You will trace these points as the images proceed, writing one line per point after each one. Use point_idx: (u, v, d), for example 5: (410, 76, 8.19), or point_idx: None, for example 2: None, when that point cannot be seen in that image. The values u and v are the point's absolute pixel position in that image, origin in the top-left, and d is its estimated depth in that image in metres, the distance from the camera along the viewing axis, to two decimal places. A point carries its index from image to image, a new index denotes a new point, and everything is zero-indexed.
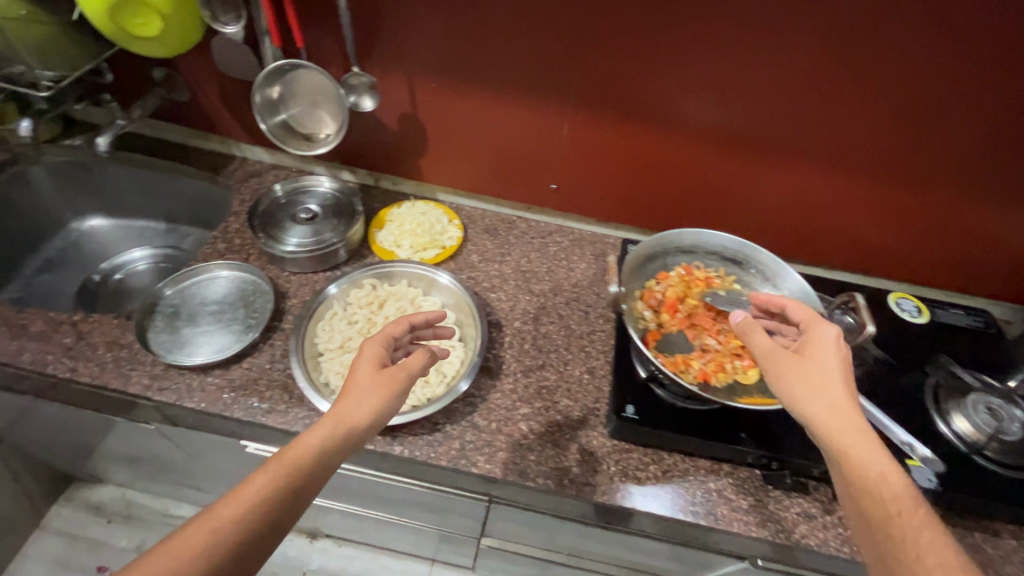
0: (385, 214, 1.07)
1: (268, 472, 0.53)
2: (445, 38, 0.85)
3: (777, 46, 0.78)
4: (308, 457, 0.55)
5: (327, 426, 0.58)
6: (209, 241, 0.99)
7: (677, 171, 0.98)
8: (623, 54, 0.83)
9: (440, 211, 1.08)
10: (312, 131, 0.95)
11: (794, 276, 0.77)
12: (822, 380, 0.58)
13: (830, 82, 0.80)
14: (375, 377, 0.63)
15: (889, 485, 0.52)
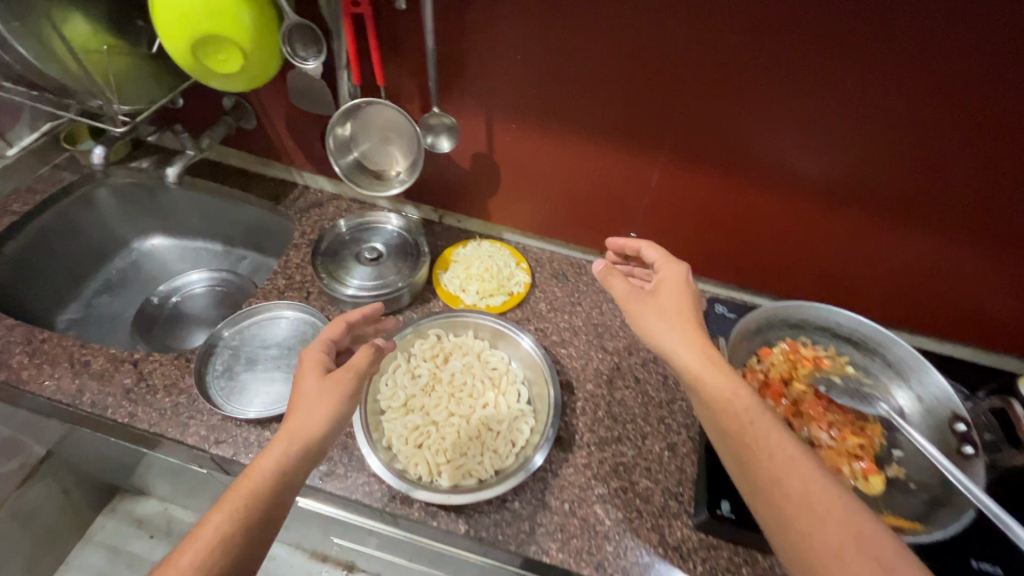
0: (450, 253, 1.01)
1: (228, 501, 0.52)
2: (535, 79, 0.78)
3: (923, 101, 0.67)
4: (263, 477, 0.54)
5: (281, 447, 0.57)
6: (270, 277, 0.96)
7: (767, 225, 0.88)
8: (718, 101, 0.74)
9: (508, 252, 1.02)
10: (382, 168, 0.90)
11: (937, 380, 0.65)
12: (675, 312, 0.65)
13: (960, 140, 0.69)
14: (319, 388, 0.63)
15: (733, 398, 0.57)
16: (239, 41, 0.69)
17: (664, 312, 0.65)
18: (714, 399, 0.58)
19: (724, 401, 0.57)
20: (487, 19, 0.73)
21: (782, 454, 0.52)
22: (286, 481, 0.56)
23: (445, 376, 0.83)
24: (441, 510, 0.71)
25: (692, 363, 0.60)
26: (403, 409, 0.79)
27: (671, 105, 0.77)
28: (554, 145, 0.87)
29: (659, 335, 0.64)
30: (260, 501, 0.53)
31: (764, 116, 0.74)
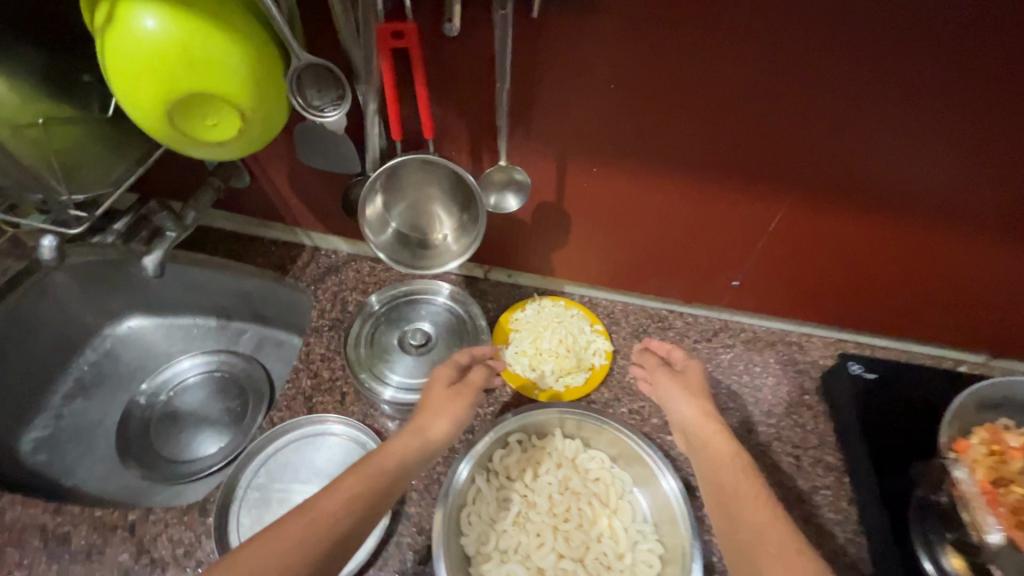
0: (507, 320, 0.81)
1: (360, 476, 0.50)
2: (632, 115, 0.59)
3: None
4: (393, 464, 0.53)
5: (409, 442, 0.56)
6: (291, 376, 0.76)
7: (902, 261, 0.72)
8: (874, 125, 0.56)
9: (578, 311, 0.82)
10: (426, 234, 0.71)
11: None
12: (697, 386, 0.64)
13: None
14: (443, 396, 0.61)
15: (735, 460, 0.56)
16: (227, 91, 0.49)
17: (688, 385, 0.64)
18: (715, 464, 0.56)
19: (733, 469, 0.55)
20: (576, 42, 0.53)
21: (765, 508, 0.51)
22: (405, 471, 0.54)
23: (540, 497, 0.66)
24: None
25: (703, 429, 0.60)
26: (498, 555, 0.62)
27: (864, 133, 0.57)
28: (646, 189, 0.68)
29: (677, 405, 0.63)
30: (387, 480, 0.51)
31: (993, 146, 0.56)
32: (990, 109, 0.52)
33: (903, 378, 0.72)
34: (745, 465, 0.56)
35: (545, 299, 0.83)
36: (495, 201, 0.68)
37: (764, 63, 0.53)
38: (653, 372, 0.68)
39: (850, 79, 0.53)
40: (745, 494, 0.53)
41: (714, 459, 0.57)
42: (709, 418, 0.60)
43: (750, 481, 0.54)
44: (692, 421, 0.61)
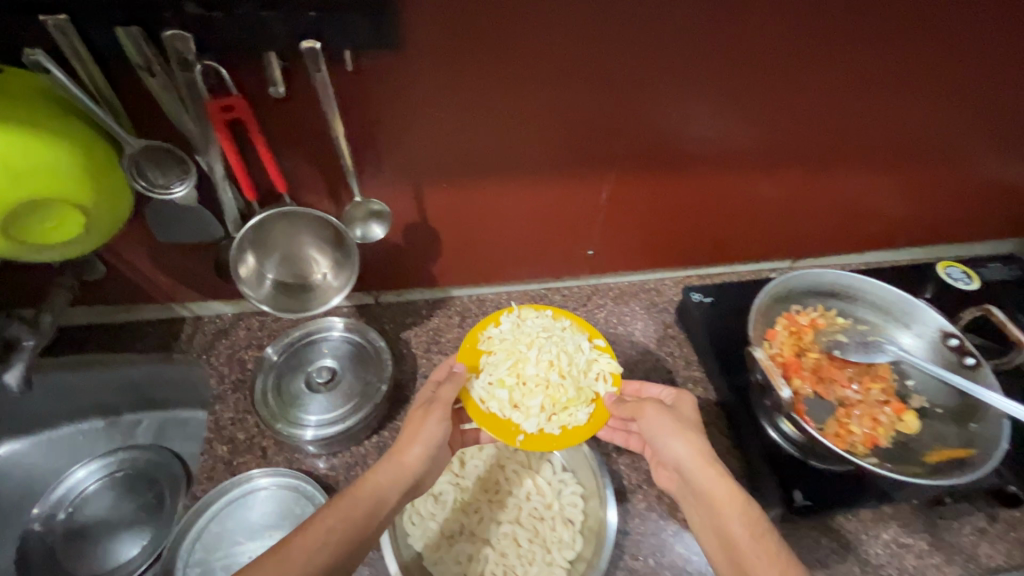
0: (478, 339, 0.77)
1: (336, 510, 0.57)
2: (466, 137, 0.67)
3: (820, 71, 0.70)
4: (368, 496, 0.59)
5: (384, 472, 0.62)
6: (204, 448, 0.76)
7: (711, 205, 0.88)
8: (648, 112, 0.70)
9: (570, 325, 0.78)
10: (304, 277, 0.74)
11: (926, 310, 0.70)
12: (687, 426, 0.65)
13: (859, 93, 0.74)
14: (417, 418, 0.66)
15: (728, 496, 0.59)
16: (70, 194, 0.52)
17: (679, 423, 0.65)
18: (712, 502, 0.60)
19: (729, 508, 0.58)
20: (399, 85, 0.60)
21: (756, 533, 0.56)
22: (383, 501, 0.60)
23: (471, 481, 0.73)
24: None
25: (693, 465, 0.62)
26: (446, 541, 0.68)
27: (654, 115, 0.71)
28: (498, 196, 0.77)
29: (677, 441, 0.63)
30: (362, 513, 0.57)
31: (748, 98, 0.71)
32: (729, 77, 0.68)
33: (728, 297, 0.90)
34: (745, 505, 0.59)
35: (525, 310, 0.80)
36: (361, 232, 0.73)
37: (562, 78, 0.64)
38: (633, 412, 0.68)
39: (627, 77, 0.65)
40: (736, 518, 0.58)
41: (715, 499, 0.60)
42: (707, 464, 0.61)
43: (741, 513, 0.58)
44: (693, 463, 0.62)
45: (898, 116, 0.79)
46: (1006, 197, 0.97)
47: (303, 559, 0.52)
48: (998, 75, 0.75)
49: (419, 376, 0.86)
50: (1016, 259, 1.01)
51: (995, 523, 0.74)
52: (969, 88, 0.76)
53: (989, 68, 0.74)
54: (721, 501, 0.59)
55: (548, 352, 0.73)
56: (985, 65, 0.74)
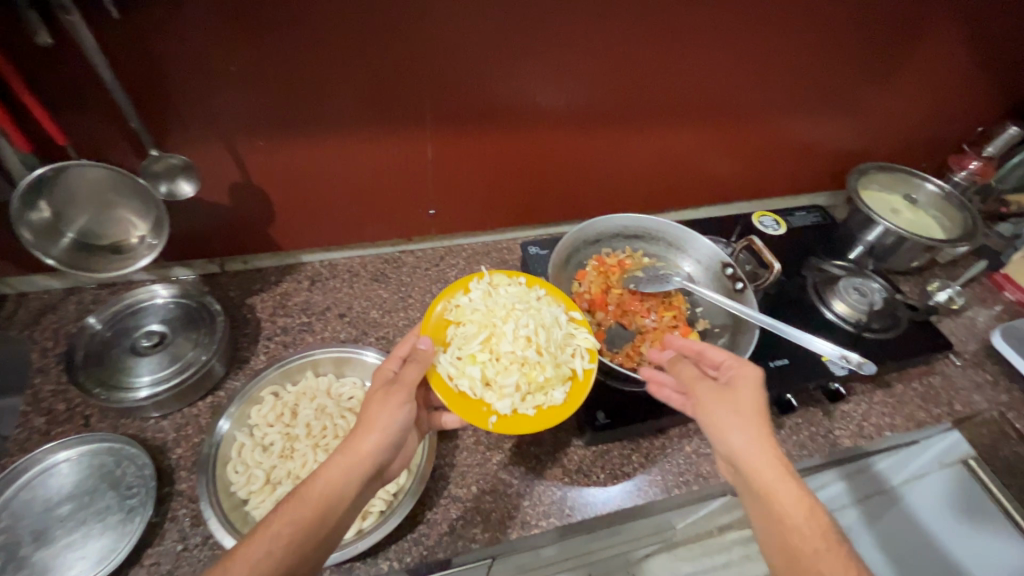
0: (447, 309, 0.74)
1: (284, 516, 0.55)
2: (277, 91, 0.71)
3: (602, 29, 0.80)
4: (320, 495, 0.57)
5: (341, 463, 0.59)
6: (19, 421, 0.73)
7: (537, 160, 0.98)
8: (453, 67, 0.77)
9: (546, 295, 0.75)
10: (117, 238, 0.73)
11: (703, 241, 0.80)
12: (747, 414, 0.59)
13: (642, 51, 0.84)
14: (378, 399, 0.63)
15: (801, 501, 0.54)
16: None
17: (740, 411, 0.59)
18: (772, 510, 0.55)
19: (796, 517, 0.54)
20: (189, 37, 0.63)
21: (827, 542, 0.53)
22: (339, 499, 0.57)
23: (300, 430, 0.75)
24: (355, 562, 0.66)
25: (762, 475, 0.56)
26: (269, 487, 0.70)
27: (459, 70, 0.78)
28: (327, 152, 0.82)
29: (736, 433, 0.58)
30: (313, 513, 0.55)
31: (546, 53, 0.80)
32: (517, 34, 0.76)
33: None
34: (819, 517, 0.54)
35: (497, 276, 0.77)
36: (167, 189, 0.72)
37: (361, 30, 0.69)
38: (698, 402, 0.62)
39: (424, 29, 0.72)
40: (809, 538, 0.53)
41: (779, 507, 0.54)
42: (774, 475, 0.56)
43: (813, 523, 0.54)
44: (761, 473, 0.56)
45: (687, 73, 0.90)
46: (798, 151, 1.13)
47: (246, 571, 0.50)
48: (758, 37, 0.88)
49: (262, 339, 0.87)
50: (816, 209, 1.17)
51: (781, 429, 0.86)
52: (741, 49, 0.89)
53: (752, 30, 0.87)
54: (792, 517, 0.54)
55: (525, 327, 0.70)
56: (748, 27, 0.86)
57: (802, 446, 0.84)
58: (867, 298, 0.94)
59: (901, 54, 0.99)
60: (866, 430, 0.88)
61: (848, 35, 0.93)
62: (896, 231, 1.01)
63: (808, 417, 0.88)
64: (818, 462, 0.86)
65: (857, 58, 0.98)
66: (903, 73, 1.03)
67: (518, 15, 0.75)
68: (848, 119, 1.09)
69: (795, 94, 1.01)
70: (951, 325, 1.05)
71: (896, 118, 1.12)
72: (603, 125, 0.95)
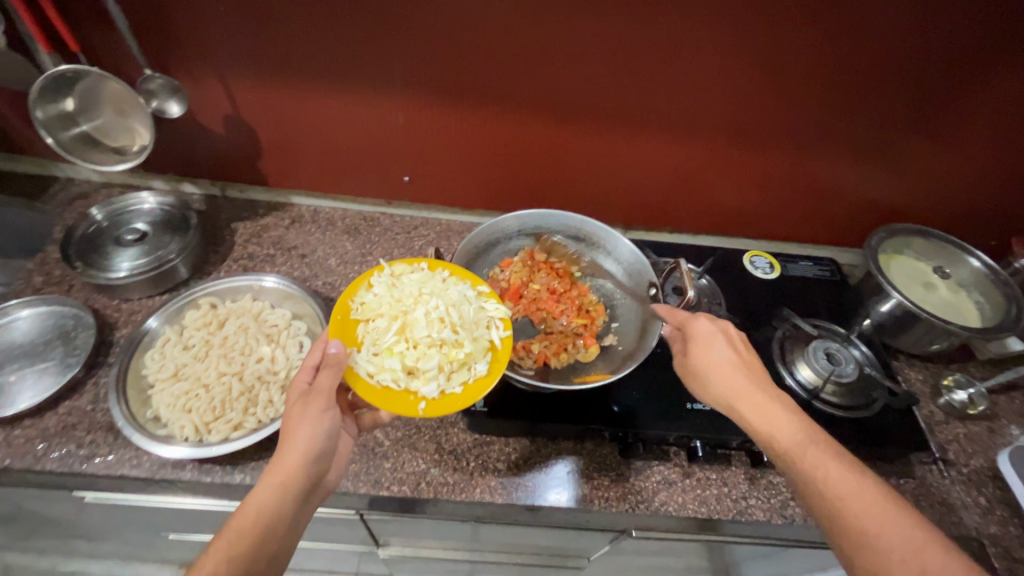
0: (351, 307, 0.69)
1: (221, 547, 0.53)
2: (261, 36, 0.79)
3: (580, 23, 0.78)
4: (253, 519, 0.54)
5: (266, 487, 0.56)
6: (24, 275, 0.90)
7: (517, 148, 0.98)
8: (427, 39, 0.80)
9: (450, 275, 0.74)
10: (122, 143, 0.86)
11: (625, 244, 0.77)
12: (706, 368, 0.63)
13: (626, 52, 0.81)
14: (297, 413, 0.60)
15: (774, 426, 0.58)
16: None
17: (700, 358, 0.64)
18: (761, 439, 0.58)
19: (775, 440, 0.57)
20: None
21: (815, 453, 0.55)
22: (273, 522, 0.55)
23: (218, 340, 0.83)
24: (215, 465, 0.73)
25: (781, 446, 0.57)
26: (173, 379, 0.78)
27: (432, 43, 0.81)
28: (310, 103, 0.89)
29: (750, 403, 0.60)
30: (253, 541, 0.53)
31: (521, 39, 0.80)
32: (490, 15, 0.77)
33: None
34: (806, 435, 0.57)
35: (398, 267, 0.75)
36: (158, 105, 0.85)
37: None
38: (697, 378, 0.64)
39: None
40: (835, 491, 0.53)
41: (762, 437, 0.58)
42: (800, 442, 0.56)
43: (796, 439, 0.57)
44: (769, 431, 0.57)
45: (679, 83, 0.85)
46: (818, 193, 1.01)
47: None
48: (765, 57, 0.81)
49: (228, 259, 0.96)
50: (828, 263, 1.05)
51: (686, 478, 0.78)
52: (744, 66, 0.82)
53: (757, 48, 0.79)
54: (833, 483, 0.53)
55: (437, 309, 0.69)
56: (752, 44, 0.79)
57: (703, 504, 0.76)
58: (836, 367, 0.82)
59: (957, 103, 0.85)
60: (788, 511, 0.77)
61: (884, 72, 0.81)
62: (904, 304, 0.87)
63: (725, 476, 0.79)
64: (721, 526, 0.77)
65: (897, 99, 0.85)
66: (959, 126, 0.88)
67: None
68: (882, 168, 0.96)
69: (815, 128, 0.90)
70: (959, 430, 0.88)
71: (948, 178, 0.96)
72: (586, 125, 0.93)
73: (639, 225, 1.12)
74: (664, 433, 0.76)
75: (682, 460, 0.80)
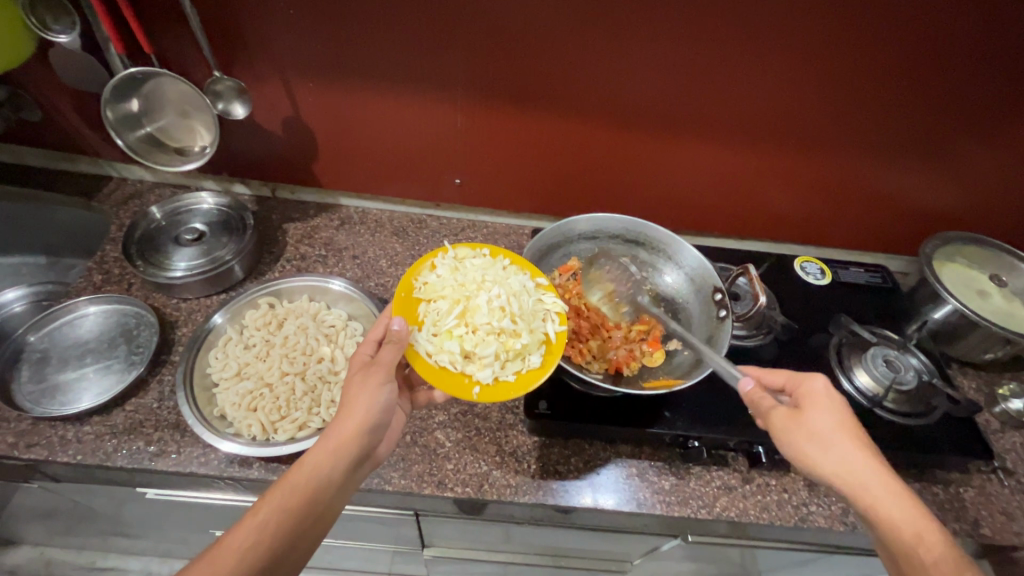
0: (415, 286, 0.70)
1: (272, 498, 0.54)
2: (325, 38, 0.80)
3: (643, 27, 0.78)
4: (306, 477, 0.55)
5: (324, 446, 0.57)
6: (83, 273, 0.91)
7: (568, 151, 0.98)
8: (488, 42, 0.81)
9: (510, 264, 0.74)
10: (184, 143, 0.87)
11: (691, 253, 0.78)
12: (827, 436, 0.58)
13: (686, 56, 0.81)
14: (357, 382, 0.61)
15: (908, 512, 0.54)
16: None
17: (811, 424, 0.59)
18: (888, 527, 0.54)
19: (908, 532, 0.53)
20: None
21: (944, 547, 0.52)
22: (326, 481, 0.56)
23: (279, 340, 0.83)
24: (281, 464, 0.73)
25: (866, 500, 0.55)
26: (237, 378, 0.79)
27: (493, 46, 0.81)
28: (367, 105, 0.89)
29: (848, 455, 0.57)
30: (303, 499, 0.54)
31: (582, 43, 0.81)
32: (552, 19, 0.78)
33: None
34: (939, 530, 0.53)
35: (461, 251, 0.76)
36: (223, 107, 0.86)
37: None
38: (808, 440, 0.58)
39: (463, 2, 0.76)
40: None
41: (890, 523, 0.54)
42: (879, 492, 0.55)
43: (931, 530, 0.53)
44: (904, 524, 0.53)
45: (738, 89, 0.85)
46: (868, 199, 1.01)
47: (233, 559, 0.50)
48: (823, 63, 0.81)
49: (282, 260, 0.97)
50: (877, 269, 1.04)
51: (746, 484, 0.78)
52: (805, 72, 0.82)
53: (818, 54, 0.80)
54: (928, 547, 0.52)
55: (498, 297, 0.68)
56: (816, 50, 0.79)
57: (764, 509, 0.76)
58: (896, 374, 0.82)
59: (1018, 112, 0.84)
60: (849, 518, 0.77)
61: (947, 79, 0.81)
62: (961, 311, 0.87)
63: (785, 482, 0.79)
64: (781, 533, 0.77)
65: (958, 107, 0.85)
66: (1019, 134, 0.87)
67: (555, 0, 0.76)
68: (935, 175, 0.95)
69: (870, 134, 0.90)
70: (1016, 438, 0.88)
71: (1004, 187, 0.95)
72: (640, 131, 0.93)
73: (684, 229, 1.12)
74: (726, 438, 0.76)
75: (741, 466, 0.80)
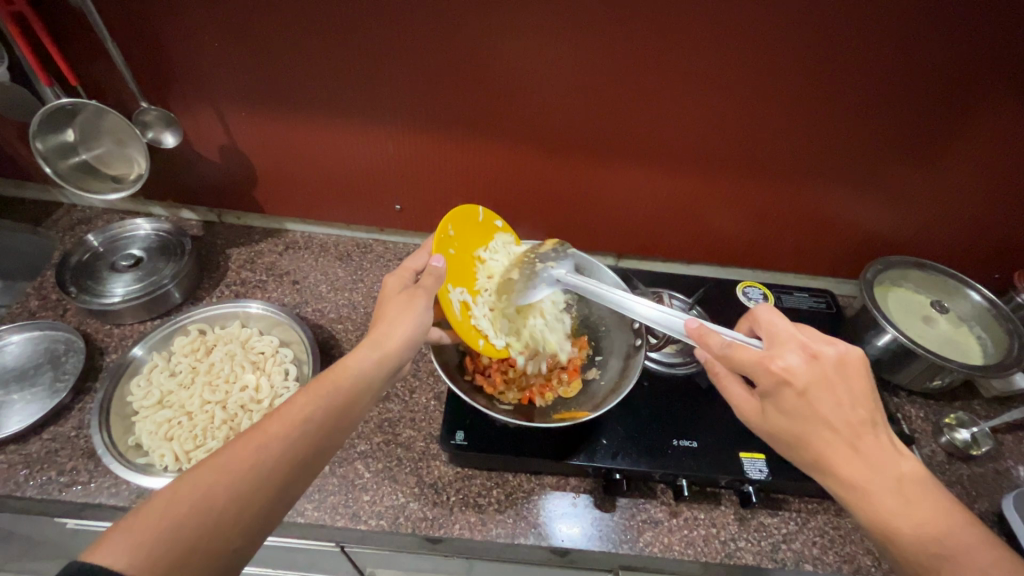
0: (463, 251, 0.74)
1: (312, 396, 0.52)
2: (253, 70, 0.81)
3: (564, 56, 0.79)
4: (346, 378, 0.54)
5: (365, 354, 0.57)
6: (21, 299, 0.92)
7: (507, 176, 0.98)
8: (415, 72, 0.81)
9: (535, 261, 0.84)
10: (123, 171, 0.89)
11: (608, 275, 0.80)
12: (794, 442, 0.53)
13: (611, 83, 0.82)
14: (402, 298, 0.61)
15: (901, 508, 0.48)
16: None
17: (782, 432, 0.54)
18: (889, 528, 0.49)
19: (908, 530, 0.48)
20: (180, 14, 0.74)
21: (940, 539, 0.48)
22: (360, 388, 0.55)
23: (205, 367, 0.83)
24: None
25: (839, 458, 0.50)
26: (158, 406, 0.78)
27: (419, 76, 0.82)
28: (302, 133, 0.90)
29: (838, 416, 0.51)
30: (342, 399, 0.53)
31: (507, 72, 0.81)
32: (474, 49, 0.79)
33: None
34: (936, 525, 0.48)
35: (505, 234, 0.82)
36: (154, 136, 0.88)
37: (324, 27, 0.76)
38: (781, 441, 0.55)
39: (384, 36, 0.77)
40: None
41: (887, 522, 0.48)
42: (858, 451, 0.50)
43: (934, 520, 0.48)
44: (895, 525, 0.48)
45: (669, 115, 0.85)
46: (812, 222, 1.00)
47: (275, 448, 0.46)
48: (748, 90, 0.81)
49: (222, 284, 0.98)
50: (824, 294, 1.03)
51: (673, 518, 0.76)
52: (732, 99, 0.82)
53: (743, 82, 0.80)
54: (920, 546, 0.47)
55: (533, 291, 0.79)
56: (741, 78, 0.79)
57: (690, 545, 0.73)
58: None
59: (953, 138, 0.83)
60: (779, 554, 0.74)
61: (878, 105, 0.80)
62: (900, 339, 0.85)
63: (713, 516, 0.77)
64: (708, 569, 0.74)
65: (890, 133, 0.84)
66: (956, 160, 0.86)
67: (474, 32, 0.77)
68: (875, 199, 0.95)
69: (806, 158, 0.90)
70: (962, 471, 0.85)
71: (945, 211, 0.94)
72: (576, 156, 0.93)
73: (632, 253, 1.12)
74: (649, 470, 0.74)
75: (669, 499, 0.78)
